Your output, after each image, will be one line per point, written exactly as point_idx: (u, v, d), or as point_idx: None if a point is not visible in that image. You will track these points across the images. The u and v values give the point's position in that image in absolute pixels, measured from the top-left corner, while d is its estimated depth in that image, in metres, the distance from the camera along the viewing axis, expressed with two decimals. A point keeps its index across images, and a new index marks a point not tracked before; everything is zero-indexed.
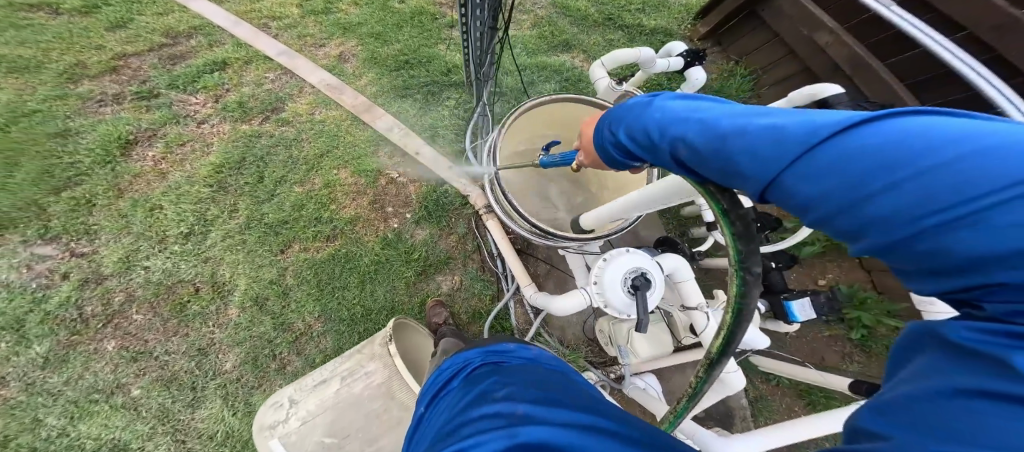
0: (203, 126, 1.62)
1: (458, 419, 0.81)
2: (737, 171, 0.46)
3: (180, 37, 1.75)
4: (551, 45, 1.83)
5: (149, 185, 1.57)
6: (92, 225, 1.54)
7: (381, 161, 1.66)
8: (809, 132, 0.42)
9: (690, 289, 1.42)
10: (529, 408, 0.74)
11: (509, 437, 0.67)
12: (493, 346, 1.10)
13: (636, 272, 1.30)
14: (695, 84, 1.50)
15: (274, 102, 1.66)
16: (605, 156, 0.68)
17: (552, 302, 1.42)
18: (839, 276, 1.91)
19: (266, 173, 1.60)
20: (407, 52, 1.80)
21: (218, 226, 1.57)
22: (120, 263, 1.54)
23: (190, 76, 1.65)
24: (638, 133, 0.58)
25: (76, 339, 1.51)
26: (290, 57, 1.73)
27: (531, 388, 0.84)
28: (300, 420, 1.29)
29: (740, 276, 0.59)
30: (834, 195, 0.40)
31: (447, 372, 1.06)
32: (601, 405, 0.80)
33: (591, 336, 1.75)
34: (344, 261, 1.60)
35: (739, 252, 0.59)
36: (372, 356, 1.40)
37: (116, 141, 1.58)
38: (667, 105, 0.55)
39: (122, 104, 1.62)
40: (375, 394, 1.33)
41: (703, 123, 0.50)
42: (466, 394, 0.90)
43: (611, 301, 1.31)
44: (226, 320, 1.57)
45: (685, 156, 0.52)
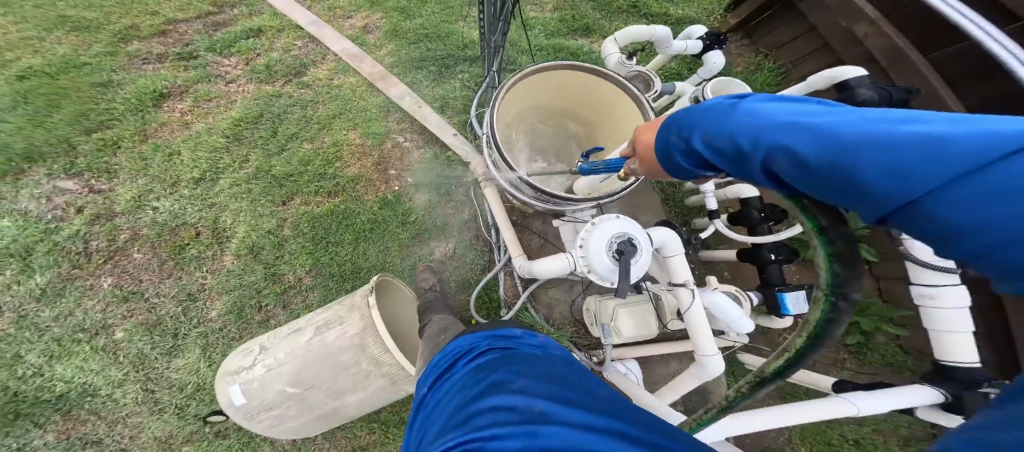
0: (230, 85, 1.74)
1: (468, 409, 0.76)
2: (851, 191, 0.43)
3: (227, 7, 1.89)
4: (571, 28, 1.95)
5: (173, 133, 1.68)
6: (113, 166, 1.62)
7: (389, 126, 1.72)
8: (969, 149, 0.36)
9: (678, 265, 1.30)
10: (546, 404, 0.70)
11: (528, 438, 0.63)
12: (500, 331, 1.01)
13: (622, 237, 1.18)
14: (712, 67, 1.60)
15: (298, 67, 1.76)
16: (674, 164, 0.68)
17: (535, 266, 1.32)
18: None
19: (280, 128, 1.68)
20: (427, 27, 1.89)
21: (229, 174, 1.63)
22: (132, 202, 1.59)
23: (228, 41, 1.78)
24: (726, 143, 0.55)
25: (75, 273, 1.53)
26: (319, 26, 1.82)
27: (548, 380, 0.79)
28: (267, 367, 1.21)
29: (832, 302, 0.61)
30: (971, 224, 0.36)
31: (451, 355, 0.99)
32: (622, 400, 0.75)
33: (578, 317, 1.65)
34: (342, 218, 1.61)
35: (834, 278, 0.60)
36: (353, 308, 1.25)
37: (151, 93, 1.70)
38: (761, 111, 0.53)
39: (164, 63, 1.76)
40: (346, 346, 1.21)
41: (816, 132, 0.46)
42: (478, 383, 0.82)
43: (594, 266, 1.19)
44: (221, 266, 1.56)
45: (785, 172, 0.49)
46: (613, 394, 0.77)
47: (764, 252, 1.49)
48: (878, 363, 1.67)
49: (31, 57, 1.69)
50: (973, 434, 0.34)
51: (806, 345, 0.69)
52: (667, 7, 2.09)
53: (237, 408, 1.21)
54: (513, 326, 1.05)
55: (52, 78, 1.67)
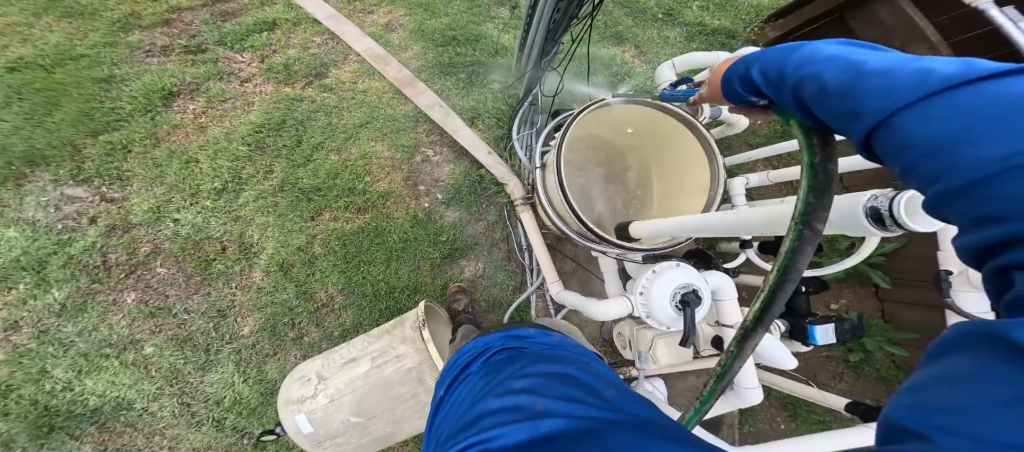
0: (246, 85, 1.62)
1: (477, 410, 0.85)
2: (843, 112, 0.46)
3: None
4: (603, 35, 1.86)
5: (187, 137, 1.57)
6: (125, 172, 1.53)
7: (418, 137, 1.70)
8: (949, 76, 0.40)
9: (729, 309, 1.43)
10: (549, 402, 0.77)
11: (529, 431, 0.69)
12: (514, 332, 1.18)
13: (686, 288, 1.29)
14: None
15: (318, 67, 1.67)
16: (731, 88, 0.69)
17: (591, 306, 1.44)
18: (852, 303, 1.88)
19: (304, 137, 1.61)
20: (454, 27, 1.80)
21: (253, 186, 1.56)
22: (150, 213, 1.51)
23: (239, 34, 1.65)
24: (773, 70, 0.58)
25: (96, 287, 1.49)
26: (337, 21, 1.70)
27: (551, 381, 0.86)
28: (329, 397, 1.27)
29: (797, 230, 0.52)
30: (919, 143, 0.40)
31: (468, 355, 1.15)
32: (623, 399, 0.80)
33: (607, 338, 1.78)
34: (373, 235, 1.61)
35: (805, 204, 0.51)
36: (404, 340, 1.31)
37: (159, 91, 1.57)
38: (819, 47, 0.54)
39: (169, 56, 1.61)
40: (404, 379, 1.28)
41: (850, 63, 0.49)
42: (488, 384, 0.94)
43: (655, 314, 1.31)
44: (249, 283, 1.53)
45: (809, 94, 0.51)
46: (616, 395, 0.81)
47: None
48: (871, 376, 1.79)
49: (20, 47, 1.53)
50: (910, 399, 0.34)
51: (773, 283, 0.56)
52: (700, 15, 2.00)
53: (304, 435, 1.28)
54: (526, 327, 1.22)
55: (47, 72, 1.52)
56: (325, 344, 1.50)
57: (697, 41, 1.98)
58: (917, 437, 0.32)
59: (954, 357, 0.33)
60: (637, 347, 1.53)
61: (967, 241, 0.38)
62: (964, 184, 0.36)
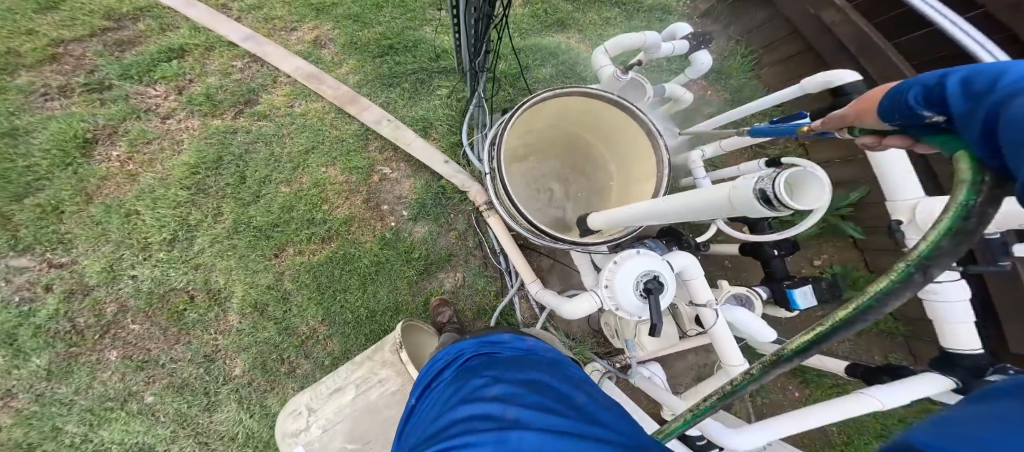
0: (168, 122, 1.49)
1: (447, 417, 0.89)
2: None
3: (125, 19, 1.55)
4: (544, 24, 1.77)
5: (120, 188, 1.46)
6: (64, 235, 1.44)
7: (372, 157, 1.62)
8: None
9: (698, 287, 1.41)
10: (518, 411, 0.84)
11: (499, 443, 0.77)
12: (489, 337, 1.24)
13: (648, 274, 1.20)
14: (698, 68, 1.45)
15: (245, 94, 1.54)
16: (903, 101, 0.68)
17: (562, 306, 1.37)
18: (834, 256, 2.01)
19: (248, 172, 1.51)
20: (390, 36, 1.71)
21: (204, 231, 1.49)
22: (105, 273, 1.47)
23: (144, 65, 1.49)
24: (982, 82, 0.55)
25: (75, 350, 1.49)
26: (257, 42, 1.58)
27: (523, 386, 0.94)
28: (322, 428, 1.30)
29: (905, 272, 0.45)
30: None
31: (443, 360, 1.19)
32: (593, 408, 0.90)
33: (596, 328, 1.89)
34: (343, 263, 1.59)
35: (933, 246, 0.42)
36: (384, 364, 1.37)
37: (72, 140, 1.43)
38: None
39: (71, 98, 1.45)
40: (390, 401, 1.34)
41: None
42: (458, 389, 0.99)
43: (622, 305, 1.21)
44: (228, 326, 1.55)
45: (1013, 108, 0.46)
46: (582, 402, 0.91)
47: (767, 248, 1.61)
48: (873, 331, 1.87)
49: None
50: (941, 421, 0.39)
51: (840, 320, 0.52)
52: None
53: None
54: (501, 332, 1.28)
55: None
56: (318, 374, 1.55)
57: (638, 19, 1.88)
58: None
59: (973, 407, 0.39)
60: (624, 336, 1.64)
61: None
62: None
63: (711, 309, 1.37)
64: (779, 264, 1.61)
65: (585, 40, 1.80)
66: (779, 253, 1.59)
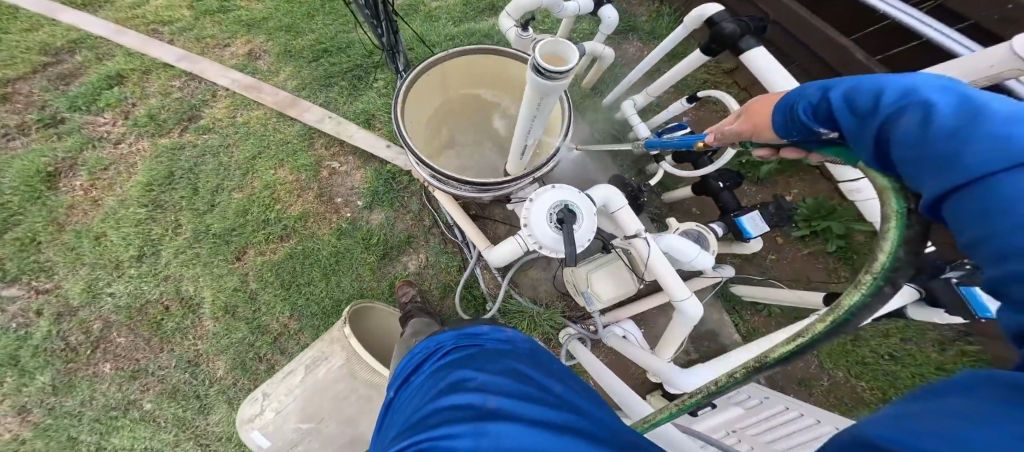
0: (120, 146, 1.58)
1: (427, 409, 0.86)
2: (933, 157, 0.41)
3: (63, 53, 1.65)
4: (477, 11, 1.75)
5: (87, 214, 1.56)
6: (45, 263, 1.56)
7: (318, 154, 1.69)
8: None
9: (625, 216, 1.53)
10: (500, 401, 0.81)
11: (476, 435, 0.73)
12: (468, 329, 1.15)
13: (558, 206, 1.30)
14: (609, 23, 1.45)
15: (188, 111, 1.62)
16: (787, 119, 0.63)
17: (494, 254, 1.46)
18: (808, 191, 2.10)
19: (200, 184, 1.60)
20: (323, 41, 1.76)
21: (168, 244, 1.59)
22: (87, 293, 1.59)
23: (89, 95, 1.58)
24: (863, 95, 0.50)
25: (73, 366, 1.62)
26: (191, 61, 1.66)
27: (505, 375, 0.90)
28: (273, 410, 1.42)
29: (875, 286, 0.45)
30: (1007, 208, 0.35)
31: (421, 354, 1.13)
32: (574, 397, 0.87)
33: (564, 291, 1.90)
34: (303, 258, 1.67)
35: (892, 258, 0.43)
36: (332, 343, 1.50)
37: (37, 175, 1.53)
38: (925, 76, 0.47)
39: (30, 135, 1.55)
40: (338, 377, 1.44)
41: (964, 98, 0.43)
42: (440, 381, 0.95)
43: (541, 241, 1.30)
44: (205, 331, 1.65)
45: (899, 129, 0.45)
46: (563, 390, 0.88)
47: (712, 183, 1.65)
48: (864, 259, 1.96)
49: None
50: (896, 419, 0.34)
51: (819, 333, 0.53)
52: None
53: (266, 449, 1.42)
54: (481, 324, 1.19)
55: None
56: None
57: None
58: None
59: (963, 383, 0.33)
60: (581, 287, 1.73)
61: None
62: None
63: (643, 239, 1.47)
64: (728, 196, 1.65)
65: None
66: (725, 185, 1.63)
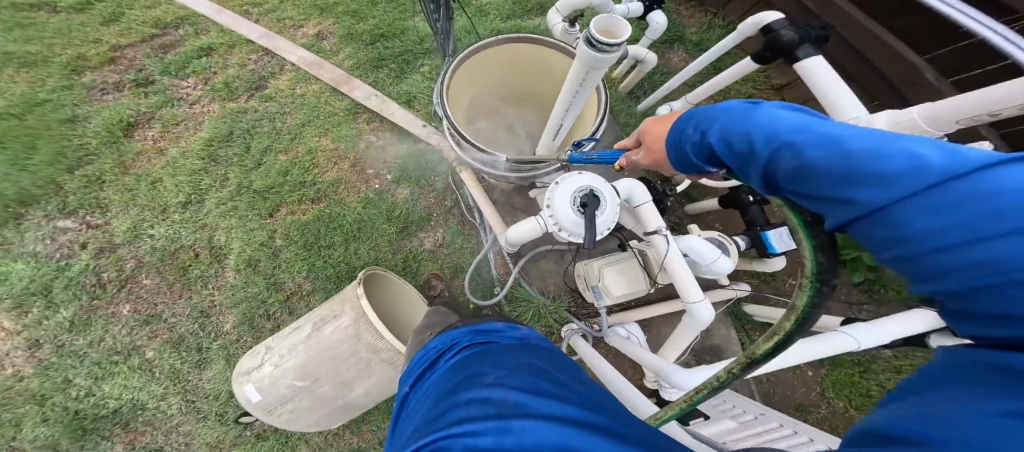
0: (194, 107, 1.82)
1: (444, 404, 0.77)
2: (825, 195, 0.44)
3: (169, 27, 1.95)
4: (525, 9, 2.06)
5: (150, 162, 1.75)
6: (103, 200, 1.72)
7: (360, 127, 1.89)
8: (947, 168, 0.38)
9: (648, 212, 1.56)
10: (520, 395, 0.70)
11: (502, 432, 0.62)
12: (482, 327, 1.14)
13: (583, 189, 1.36)
14: (656, 27, 1.67)
15: (257, 81, 1.87)
16: (682, 156, 0.67)
17: (512, 229, 1.51)
18: None
19: (252, 144, 1.80)
20: (381, 27, 2.03)
21: (213, 194, 1.74)
22: (130, 232, 1.71)
23: (180, 62, 1.85)
24: (738, 141, 0.54)
25: (96, 303, 1.68)
26: (270, 38, 1.93)
27: (522, 372, 0.79)
28: (273, 364, 1.40)
29: (815, 286, 0.54)
30: (909, 236, 0.39)
31: (435, 351, 1.10)
32: (597, 395, 0.76)
33: (572, 286, 1.92)
34: (328, 221, 1.78)
35: (815, 262, 0.53)
36: (345, 302, 1.42)
37: (119, 123, 1.76)
38: (778, 112, 0.51)
39: (123, 92, 1.81)
40: (343, 337, 1.39)
41: (822, 133, 0.46)
42: (453, 379, 0.87)
43: (562, 222, 1.37)
44: (224, 282, 1.72)
45: (781, 170, 0.48)
46: (583, 391, 0.77)
47: (743, 196, 1.68)
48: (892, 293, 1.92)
49: None
50: (913, 411, 0.36)
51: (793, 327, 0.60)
52: None
53: (255, 404, 1.39)
54: (493, 322, 1.20)
55: (20, 119, 1.72)
56: None
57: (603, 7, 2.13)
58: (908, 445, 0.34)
59: (951, 375, 0.36)
60: (591, 282, 1.72)
61: (972, 327, 0.38)
62: (983, 283, 0.35)
63: (663, 236, 1.48)
64: (756, 210, 1.66)
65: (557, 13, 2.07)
66: (756, 199, 1.64)
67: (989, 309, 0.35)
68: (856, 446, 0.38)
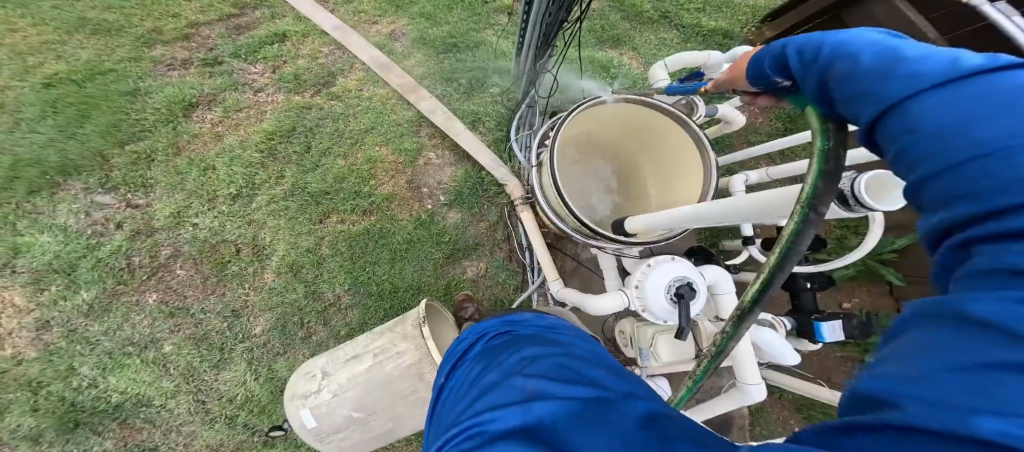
0: (259, 95, 1.74)
1: (473, 392, 0.78)
2: (858, 89, 0.48)
3: (246, 7, 1.87)
4: (599, 39, 1.96)
5: (205, 146, 1.67)
6: (148, 180, 1.62)
7: (422, 142, 1.78)
8: (973, 65, 0.41)
9: (728, 303, 1.42)
10: (542, 383, 0.69)
11: (522, 413, 0.61)
12: (509, 317, 1.11)
13: (679, 280, 1.33)
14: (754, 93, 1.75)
15: (326, 76, 1.79)
16: (761, 68, 0.69)
17: (586, 301, 1.45)
18: (865, 302, 1.90)
19: (313, 144, 1.71)
20: (455, 35, 1.93)
21: (265, 191, 1.66)
22: (171, 218, 1.60)
23: (253, 46, 1.78)
24: (809, 49, 0.57)
25: (120, 288, 1.54)
26: (345, 33, 1.83)
27: (546, 360, 0.78)
28: (332, 393, 1.31)
29: (802, 213, 0.56)
30: (914, 124, 0.42)
31: (466, 343, 1.08)
32: (621, 379, 0.74)
33: (609, 336, 1.80)
34: (378, 237, 1.65)
35: (813, 188, 0.55)
36: (404, 337, 1.33)
37: (180, 103, 1.68)
38: (857, 28, 0.54)
39: (189, 69, 1.73)
40: (403, 374, 1.31)
41: (881, 42, 0.49)
42: (483, 367, 0.87)
43: (650, 307, 1.35)
44: (262, 284, 1.58)
45: (833, 70, 0.52)
46: (605, 378, 0.73)
47: (799, 280, 1.58)
48: None
49: (54, 63, 1.65)
50: (884, 370, 0.35)
51: (774, 265, 0.61)
52: (697, 17, 2.08)
53: (308, 430, 1.32)
54: (521, 313, 1.15)
55: (79, 86, 1.63)
56: (332, 343, 1.53)
57: (695, 41, 2.06)
58: (883, 409, 0.32)
59: (924, 329, 0.35)
60: (639, 344, 1.51)
61: (938, 228, 0.41)
62: (958, 163, 0.38)
63: None
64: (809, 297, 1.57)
65: (637, 55, 1.97)
66: (811, 286, 1.57)
67: (955, 198, 0.39)
68: (845, 410, 0.37)
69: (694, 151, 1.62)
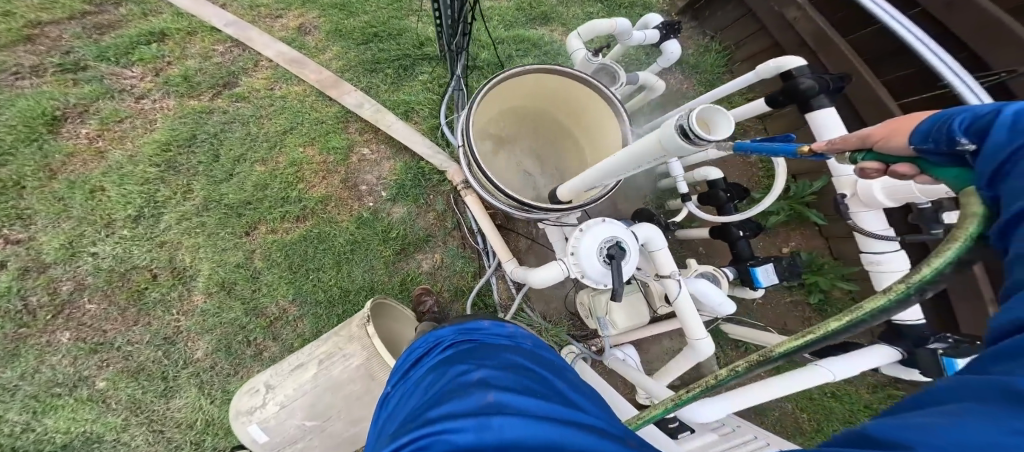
0: (143, 102, 1.64)
1: (426, 404, 0.72)
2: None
3: (106, 4, 1.75)
4: (528, 17, 1.97)
5: (87, 165, 1.54)
6: (25, 210, 1.47)
7: (351, 138, 1.75)
8: None
9: (663, 258, 1.55)
10: (505, 397, 0.66)
11: (482, 429, 0.57)
12: (468, 324, 1.04)
13: (609, 241, 1.40)
14: (669, 56, 1.78)
15: (225, 77, 1.72)
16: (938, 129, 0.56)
17: (530, 275, 1.53)
18: (801, 245, 2.23)
19: (222, 151, 1.64)
20: (374, 25, 1.90)
21: (173, 208, 1.57)
22: (64, 250, 1.48)
23: (125, 47, 1.67)
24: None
25: (25, 332, 1.43)
26: (240, 28, 1.77)
27: (513, 376, 0.75)
28: (278, 404, 1.34)
29: (906, 293, 0.53)
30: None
31: (420, 350, 1.00)
32: (582, 398, 0.75)
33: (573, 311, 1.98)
34: (317, 241, 1.64)
35: (934, 270, 0.50)
36: (350, 339, 1.39)
37: (42, 117, 1.53)
38: None
39: (43, 78, 1.59)
40: (354, 376, 1.36)
41: None
42: (438, 375, 0.82)
43: (587, 271, 1.41)
44: (192, 307, 1.54)
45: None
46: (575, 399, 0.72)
47: (733, 230, 1.74)
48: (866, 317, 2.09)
49: None
50: (898, 422, 0.37)
51: (835, 330, 0.61)
52: None
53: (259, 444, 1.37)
54: (482, 319, 1.08)
55: None
56: (286, 355, 1.54)
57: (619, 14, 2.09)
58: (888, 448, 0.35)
59: (957, 396, 0.36)
60: (596, 314, 1.70)
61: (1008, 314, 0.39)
62: None
63: (675, 279, 1.50)
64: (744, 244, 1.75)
65: (563, 31, 1.99)
66: (743, 234, 1.72)
67: None
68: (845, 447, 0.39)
69: (611, 117, 1.65)
